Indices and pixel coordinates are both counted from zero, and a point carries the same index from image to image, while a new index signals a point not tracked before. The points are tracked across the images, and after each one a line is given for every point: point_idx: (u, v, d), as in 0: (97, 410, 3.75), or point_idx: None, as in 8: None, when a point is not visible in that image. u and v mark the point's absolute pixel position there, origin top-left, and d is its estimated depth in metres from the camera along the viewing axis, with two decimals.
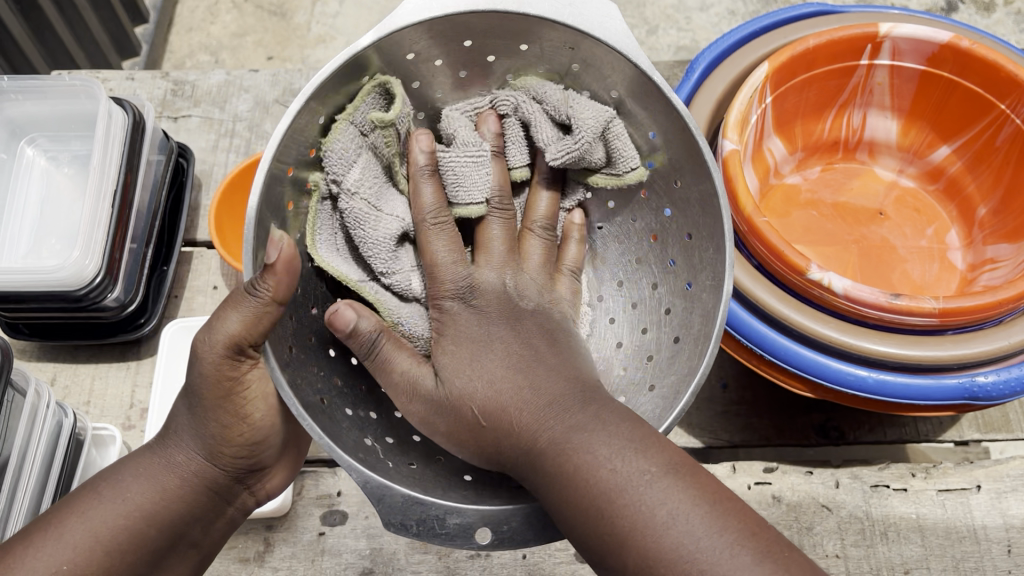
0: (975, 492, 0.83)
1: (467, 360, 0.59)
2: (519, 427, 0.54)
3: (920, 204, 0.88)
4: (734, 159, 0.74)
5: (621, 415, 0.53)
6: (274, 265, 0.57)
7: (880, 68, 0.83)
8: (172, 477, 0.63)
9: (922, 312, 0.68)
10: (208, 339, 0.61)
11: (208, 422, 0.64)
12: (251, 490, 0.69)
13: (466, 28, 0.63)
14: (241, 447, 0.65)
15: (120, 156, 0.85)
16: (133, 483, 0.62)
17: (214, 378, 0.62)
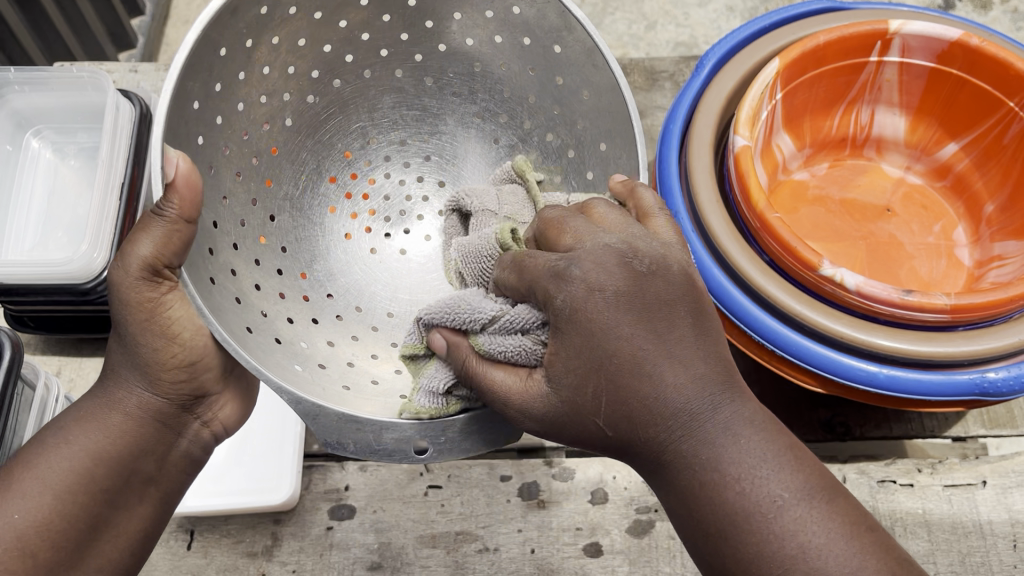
0: (981, 487, 0.84)
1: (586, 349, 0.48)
2: (646, 421, 0.48)
3: (927, 201, 0.89)
4: (745, 155, 0.74)
5: (760, 414, 0.50)
6: (172, 181, 0.56)
7: (890, 64, 0.83)
8: (115, 415, 0.63)
9: (934, 309, 0.68)
10: (121, 264, 0.60)
11: (141, 348, 0.63)
12: (204, 421, 0.70)
13: None
14: (177, 368, 0.65)
15: (128, 148, 0.85)
16: (75, 429, 0.62)
17: (135, 303, 0.61)
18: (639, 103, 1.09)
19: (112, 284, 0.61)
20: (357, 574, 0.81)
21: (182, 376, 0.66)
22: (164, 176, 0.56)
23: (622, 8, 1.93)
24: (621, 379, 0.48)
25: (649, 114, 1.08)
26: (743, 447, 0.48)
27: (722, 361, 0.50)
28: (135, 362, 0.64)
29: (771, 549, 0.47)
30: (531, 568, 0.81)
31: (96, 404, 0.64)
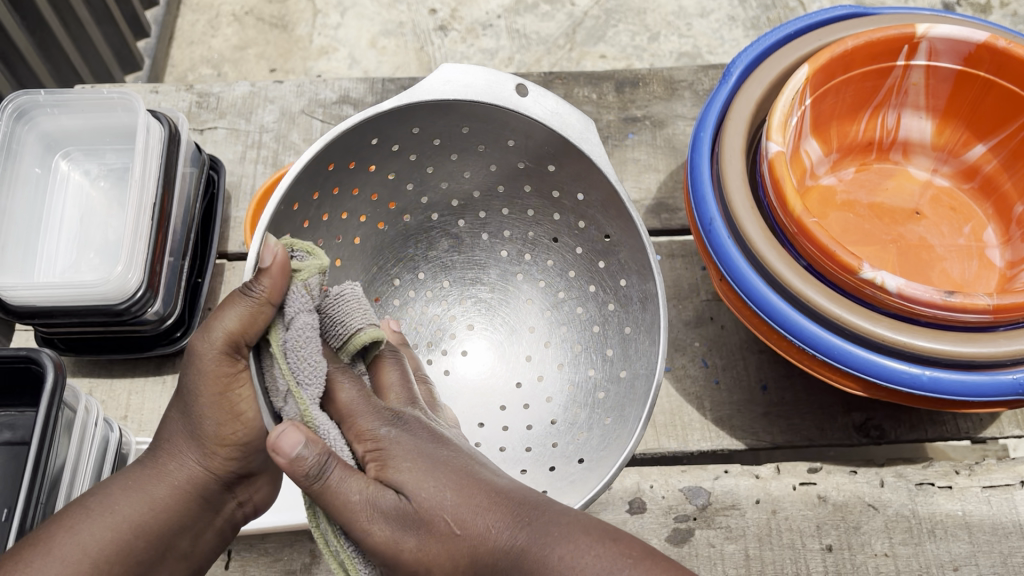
0: (1019, 488, 0.84)
1: (423, 474, 0.55)
2: (493, 540, 0.52)
3: (956, 203, 0.89)
4: (779, 161, 0.74)
5: (570, 514, 0.52)
6: (269, 268, 0.60)
7: (916, 68, 0.83)
8: (161, 486, 0.67)
9: (977, 309, 0.68)
10: (206, 338, 0.63)
11: (202, 419, 0.66)
12: (240, 502, 0.73)
13: (441, 123, 0.81)
14: (231, 449, 0.68)
15: (159, 168, 0.85)
16: (120, 497, 0.67)
17: (212, 375, 0.64)
18: (660, 112, 1.10)
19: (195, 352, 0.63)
20: None
21: (233, 455, 0.69)
22: (261, 261, 0.60)
23: (624, 20, 1.95)
24: (459, 528, 0.53)
25: (670, 123, 1.09)
26: (493, 527, 0.52)
27: (513, 497, 0.54)
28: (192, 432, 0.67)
29: None
30: None
31: (145, 473, 0.68)
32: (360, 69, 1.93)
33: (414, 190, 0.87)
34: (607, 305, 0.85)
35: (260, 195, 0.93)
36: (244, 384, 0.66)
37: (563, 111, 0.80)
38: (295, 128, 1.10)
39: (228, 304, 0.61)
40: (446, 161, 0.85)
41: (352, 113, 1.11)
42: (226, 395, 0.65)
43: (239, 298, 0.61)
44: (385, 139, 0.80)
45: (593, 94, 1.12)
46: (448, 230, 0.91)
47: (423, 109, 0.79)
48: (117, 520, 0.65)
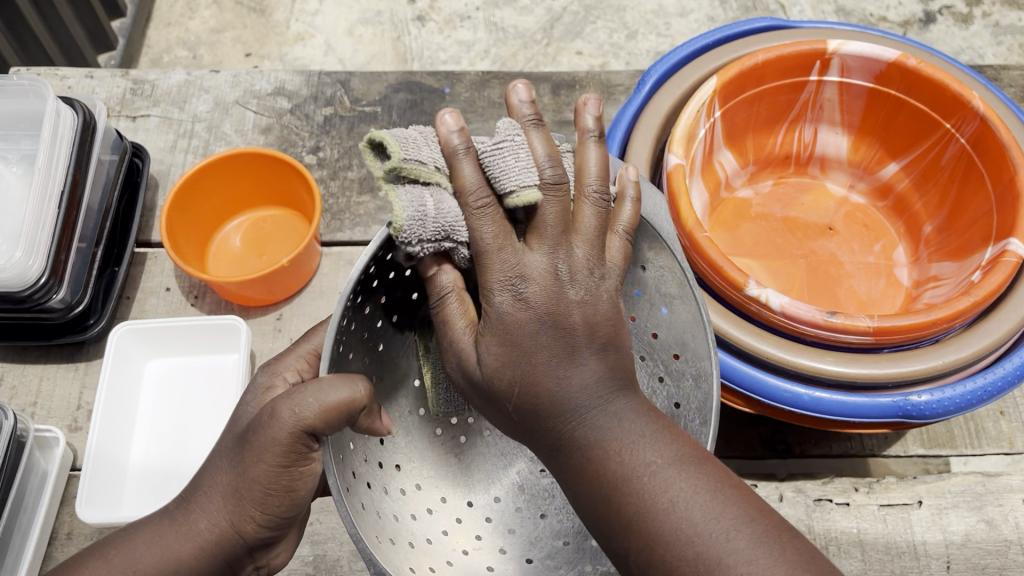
0: (916, 507, 0.84)
1: (501, 325, 0.49)
2: (558, 392, 0.49)
3: (869, 220, 0.89)
4: (677, 173, 0.74)
5: (633, 409, 0.50)
6: (380, 431, 0.57)
7: (830, 84, 0.83)
8: (185, 545, 0.55)
9: (857, 331, 0.68)
10: (292, 408, 0.51)
11: (249, 475, 0.54)
12: (257, 566, 0.61)
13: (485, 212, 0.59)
14: (269, 516, 0.56)
15: (68, 156, 0.85)
16: (143, 554, 0.55)
17: (280, 445, 0.52)
18: None
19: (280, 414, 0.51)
20: None
21: (268, 521, 0.56)
22: (374, 422, 0.57)
23: (603, 17, 1.93)
24: (529, 365, 0.49)
25: None
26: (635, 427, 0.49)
27: (616, 356, 0.51)
28: (236, 487, 0.54)
29: (660, 531, 0.45)
30: None
31: (171, 525, 0.56)
32: (336, 56, 1.92)
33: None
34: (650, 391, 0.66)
35: (176, 193, 0.92)
36: (302, 467, 0.55)
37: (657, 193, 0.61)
38: (227, 118, 1.09)
39: (344, 380, 0.52)
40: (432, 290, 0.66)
41: (285, 106, 1.10)
42: (292, 465, 0.54)
43: (363, 383, 0.53)
44: (410, 265, 0.64)
45: (530, 95, 1.11)
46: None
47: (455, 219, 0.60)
48: None
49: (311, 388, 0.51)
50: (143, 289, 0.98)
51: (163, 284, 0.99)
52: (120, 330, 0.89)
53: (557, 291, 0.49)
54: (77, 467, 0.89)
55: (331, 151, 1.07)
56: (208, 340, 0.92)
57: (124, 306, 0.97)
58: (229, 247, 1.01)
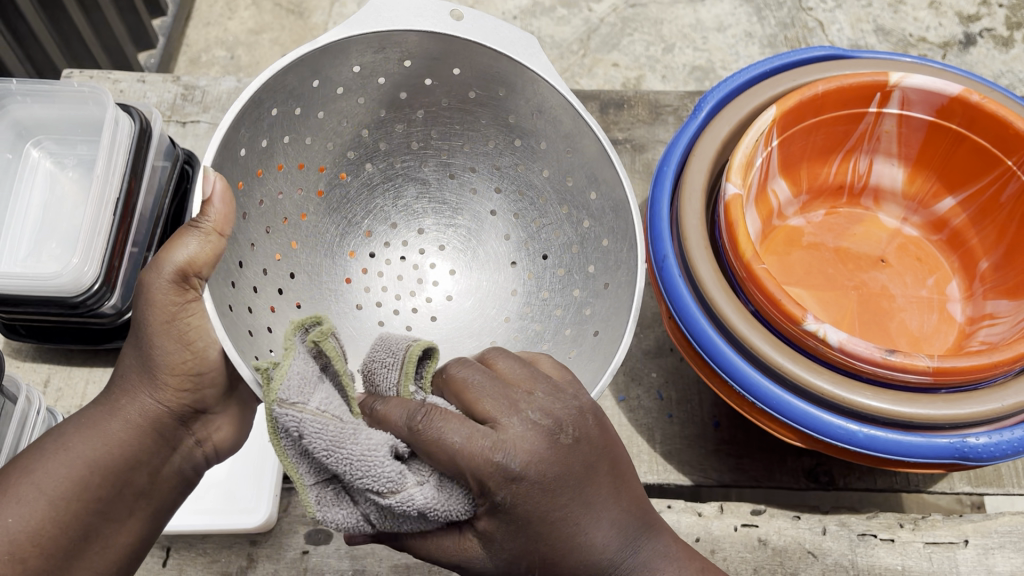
0: (962, 546, 0.83)
1: (562, 489, 0.52)
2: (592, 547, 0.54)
3: (922, 253, 0.88)
4: (736, 204, 0.74)
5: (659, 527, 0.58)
6: (211, 195, 0.62)
7: (889, 116, 0.82)
8: (116, 421, 0.67)
9: (917, 370, 0.67)
10: (155, 270, 0.64)
11: (156, 349, 0.66)
12: (199, 441, 0.72)
13: (396, 50, 0.74)
14: (184, 378, 0.67)
15: (125, 163, 0.85)
16: (75, 436, 0.65)
17: (161, 306, 0.64)
18: (642, 136, 1.09)
19: (146, 287, 0.64)
20: None
21: (186, 388, 0.68)
22: (202, 189, 0.62)
23: (640, 29, 1.92)
24: (548, 510, 0.52)
25: (651, 148, 1.08)
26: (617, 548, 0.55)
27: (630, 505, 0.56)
28: (146, 362, 0.66)
29: None
30: None
31: (99, 412, 0.68)
32: None
33: (371, 135, 0.81)
34: (583, 225, 0.78)
35: None
36: (195, 315, 0.66)
37: (503, 29, 0.73)
38: None
39: (178, 239, 0.62)
40: (353, 107, 0.78)
41: None
42: (175, 324, 0.65)
43: (188, 229, 0.63)
44: (279, 101, 0.71)
45: None
46: (413, 175, 0.85)
47: (356, 44, 0.72)
48: (73, 457, 0.64)
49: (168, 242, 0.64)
50: None
51: None
52: None
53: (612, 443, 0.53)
54: None
55: None
56: None
57: None
58: None
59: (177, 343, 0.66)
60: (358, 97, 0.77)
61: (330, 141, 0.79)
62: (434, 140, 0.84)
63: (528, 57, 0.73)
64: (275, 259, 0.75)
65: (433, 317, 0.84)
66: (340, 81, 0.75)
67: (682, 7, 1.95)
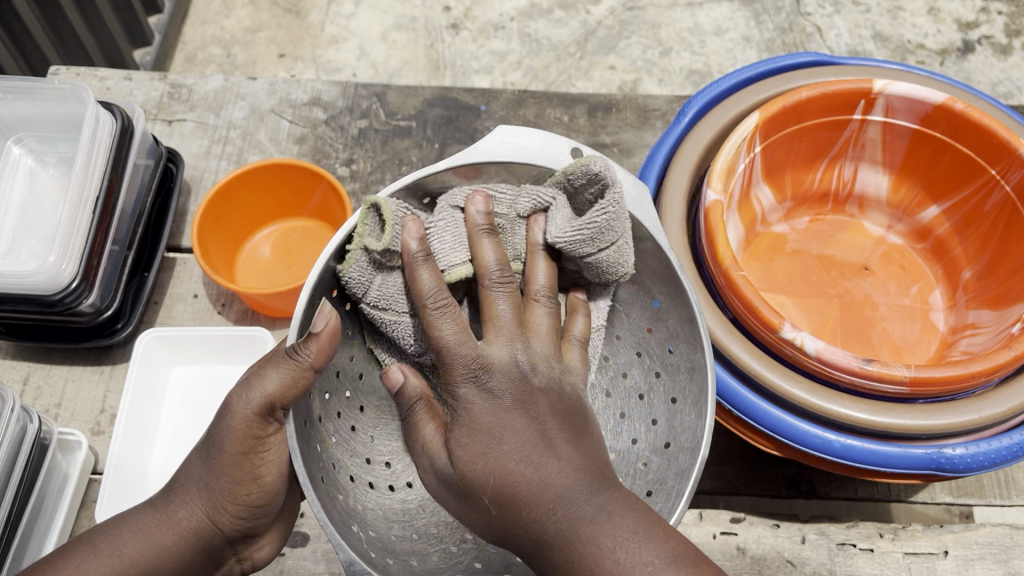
0: (942, 557, 0.82)
1: (481, 448, 0.55)
2: (508, 475, 0.54)
3: (906, 261, 0.87)
4: (716, 210, 0.73)
5: (627, 505, 0.54)
6: (320, 334, 0.59)
7: (873, 123, 0.82)
8: (170, 533, 0.65)
9: (893, 380, 0.66)
10: (243, 396, 0.63)
11: (221, 476, 0.65)
12: (240, 557, 0.71)
13: (504, 179, 0.70)
14: (243, 508, 0.66)
15: (105, 161, 0.85)
16: (128, 541, 0.64)
17: (240, 434, 0.63)
18: (629, 140, 1.08)
19: (230, 409, 0.63)
20: None
21: (244, 515, 0.66)
22: (312, 326, 0.58)
23: (638, 32, 1.92)
24: (493, 424, 0.56)
25: (637, 152, 1.08)
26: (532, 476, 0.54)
27: (599, 471, 0.55)
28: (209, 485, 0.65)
29: None
30: None
31: (155, 517, 0.66)
32: (369, 61, 1.92)
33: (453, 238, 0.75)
34: (654, 373, 0.71)
35: (212, 200, 0.92)
36: (269, 450, 0.65)
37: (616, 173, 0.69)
38: (262, 127, 1.10)
39: (271, 367, 0.61)
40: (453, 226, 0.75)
41: (320, 116, 1.10)
42: (249, 456, 0.64)
43: (284, 360, 0.60)
44: (400, 216, 0.70)
45: (565, 116, 1.11)
46: None
47: (473, 167, 0.68)
48: (125, 565, 0.63)
49: (264, 365, 0.62)
50: (171, 295, 0.99)
51: (192, 290, 0.99)
52: (147, 336, 0.90)
53: (523, 390, 0.57)
54: (98, 471, 0.89)
55: (364, 164, 1.07)
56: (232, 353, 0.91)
57: (151, 312, 0.97)
58: (257, 258, 1.01)
59: (245, 470, 0.65)
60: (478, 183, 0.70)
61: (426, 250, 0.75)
62: None
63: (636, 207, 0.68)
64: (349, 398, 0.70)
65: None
66: (451, 199, 0.72)
67: (680, 11, 1.94)
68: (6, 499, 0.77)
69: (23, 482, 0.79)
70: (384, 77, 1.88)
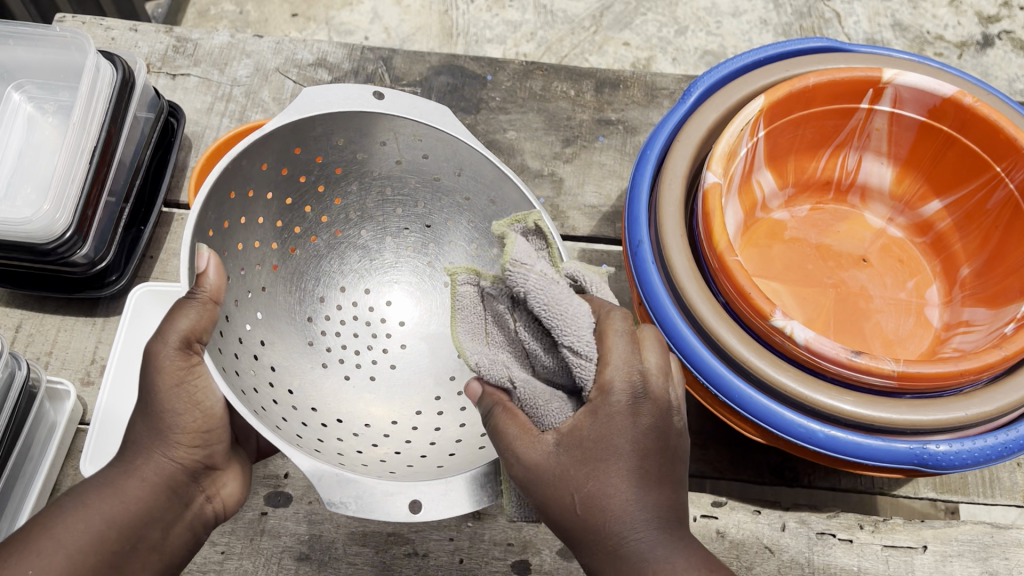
0: (920, 552, 0.83)
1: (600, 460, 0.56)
2: (607, 502, 0.55)
3: (905, 255, 0.87)
4: (714, 193, 0.73)
5: (701, 552, 0.56)
6: (207, 271, 0.64)
7: (880, 113, 0.80)
8: (131, 480, 0.64)
9: (881, 373, 0.66)
10: (158, 341, 0.64)
11: (166, 409, 0.65)
12: (208, 497, 0.70)
13: (326, 136, 0.76)
14: (195, 435, 0.66)
15: (105, 111, 0.84)
16: (93, 493, 0.63)
17: (168, 373, 0.64)
18: (636, 118, 1.07)
19: (151, 358, 0.64)
20: (284, 563, 0.83)
21: (198, 443, 0.67)
22: (199, 264, 0.63)
23: (654, 9, 1.90)
24: (602, 442, 0.56)
25: (643, 131, 1.07)
26: (609, 481, 0.56)
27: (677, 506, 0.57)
28: (155, 427, 0.65)
29: None
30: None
31: (113, 471, 0.65)
32: (381, 25, 1.90)
33: (304, 202, 0.80)
34: None
35: (211, 153, 0.92)
36: (202, 377, 0.65)
37: (418, 102, 0.77)
38: (266, 86, 1.08)
39: (179, 312, 0.64)
40: (308, 185, 0.79)
41: (325, 78, 1.09)
42: (184, 386, 0.64)
43: (187, 303, 0.64)
44: (241, 184, 0.72)
45: (572, 90, 1.10)
46: (353, 242, 0.84)
47: (292, 126, 0.73)
48: (91, 517, 0.62)
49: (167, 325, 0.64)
50: (167, 250, 0.98)
51: None
52: (139, 291, 0.90)
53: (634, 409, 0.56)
54: (85, 422, 0.90)
55: None
56: None
57: (147, 266, 0.97)
58: None
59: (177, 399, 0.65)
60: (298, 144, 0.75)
61: (283, 218, 0.79)
62: (369, 206, 0.83)
63: (443, 123, 0.77)
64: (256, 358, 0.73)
65: (403, 345, 0.83)
66: (295, 164, 0.77)
67: None
68: None
69: (8, 427, 0.80)
70: (396, 41, 1.86)
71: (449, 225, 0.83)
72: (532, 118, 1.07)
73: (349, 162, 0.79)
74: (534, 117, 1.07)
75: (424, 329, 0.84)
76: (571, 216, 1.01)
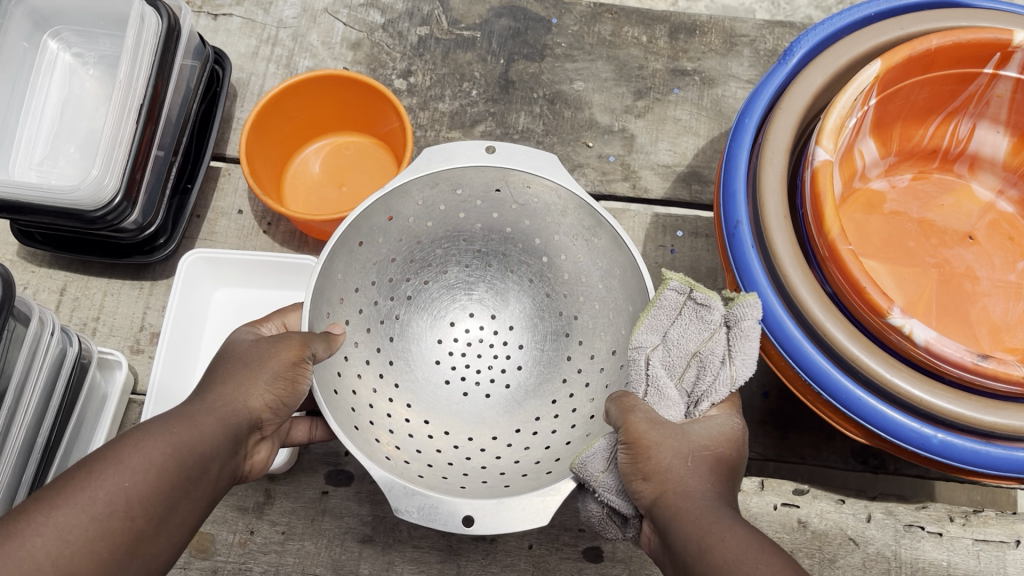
0: (1013, 547, 0.78)
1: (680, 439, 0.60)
2: (675, 467, 0.57)
3: (1015, 232, 0.80)
4: (824, 172, 0.66)
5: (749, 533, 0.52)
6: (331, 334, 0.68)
7: (1005, 80, 0.72)
8: (206, 417, 0.56)
9: (1008, 380, 0.60)
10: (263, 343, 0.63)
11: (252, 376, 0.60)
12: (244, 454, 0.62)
13: (445, 196, 0.79)
14: (274, 398, 0.61)
15: (151, 64, 0.78)
16: (177, 424, 0.54)
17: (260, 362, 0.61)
18: (712, 68, 0.99)
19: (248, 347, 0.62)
20: (347, 545, 0.80)
21: (274, 403, 0.61)
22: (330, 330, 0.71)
23: None
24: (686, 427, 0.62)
25: (721, 84, 0.99)
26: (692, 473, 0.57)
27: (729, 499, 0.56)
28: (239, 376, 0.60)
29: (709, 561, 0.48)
30: (527, 565, 0.79)
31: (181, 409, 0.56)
32: None
33: (410, 253, 0.83)
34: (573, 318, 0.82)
35: (261, 109, 0.85)
36: (282, 373, 0.62)
37: (533, 154, 0.74)
38: (315, 28, 1.01)
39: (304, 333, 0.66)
40: (416, 238, 0.82)
41: (378, 20, 1.02)
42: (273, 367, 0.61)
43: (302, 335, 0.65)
44: (372, 236, 0.78)
45: (643, 36, 1.02)
46: (444, 285, 0.87)
47: (416, 185, 0.76)
48: (175, 441, 0.52)
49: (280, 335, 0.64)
50: (214, 209, 0.93)
51: (236, 206, 0.93)
52: (190, 258, 0.84)
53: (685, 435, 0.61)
54: (138, 392, 0.86)
55: (422, 77, 0.99)
56: (280, 278, 0.87)
57: (194, 226, 0.92)
58: (306, 173, 0.94)
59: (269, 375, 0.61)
60: (419, 199, 0.78)
61: (393, 254, 0.81)
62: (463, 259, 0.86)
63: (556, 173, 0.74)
64: (360, 378, 0.78)
65: (508, 386, 0.84)
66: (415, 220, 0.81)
67: None
68: (45, 426, 0.73)
69: (62, 406, 0.76)
70: None
71: (538, 287, 0.85)
72: (601, 67, 1.00)
73: (460, 215, 0.82)
74: (603, 66, 1.00)
75: (530, 374, 0.84)
76: (643, 177, 0.95)
